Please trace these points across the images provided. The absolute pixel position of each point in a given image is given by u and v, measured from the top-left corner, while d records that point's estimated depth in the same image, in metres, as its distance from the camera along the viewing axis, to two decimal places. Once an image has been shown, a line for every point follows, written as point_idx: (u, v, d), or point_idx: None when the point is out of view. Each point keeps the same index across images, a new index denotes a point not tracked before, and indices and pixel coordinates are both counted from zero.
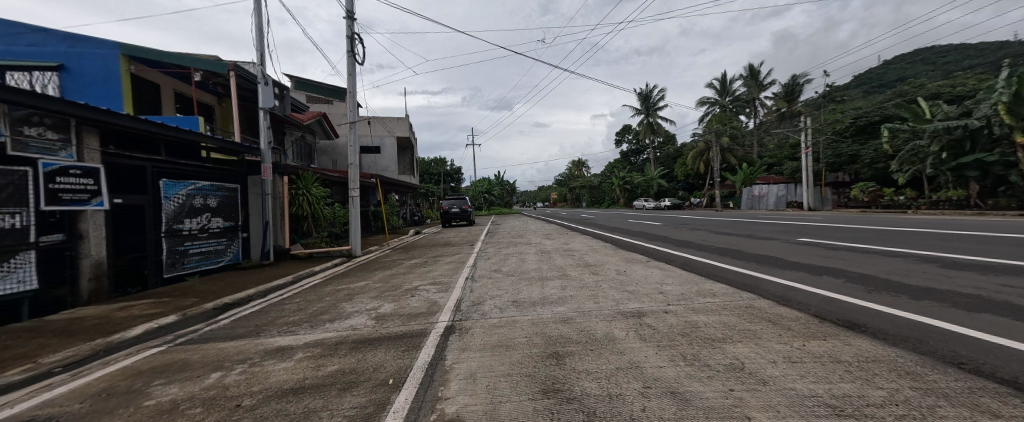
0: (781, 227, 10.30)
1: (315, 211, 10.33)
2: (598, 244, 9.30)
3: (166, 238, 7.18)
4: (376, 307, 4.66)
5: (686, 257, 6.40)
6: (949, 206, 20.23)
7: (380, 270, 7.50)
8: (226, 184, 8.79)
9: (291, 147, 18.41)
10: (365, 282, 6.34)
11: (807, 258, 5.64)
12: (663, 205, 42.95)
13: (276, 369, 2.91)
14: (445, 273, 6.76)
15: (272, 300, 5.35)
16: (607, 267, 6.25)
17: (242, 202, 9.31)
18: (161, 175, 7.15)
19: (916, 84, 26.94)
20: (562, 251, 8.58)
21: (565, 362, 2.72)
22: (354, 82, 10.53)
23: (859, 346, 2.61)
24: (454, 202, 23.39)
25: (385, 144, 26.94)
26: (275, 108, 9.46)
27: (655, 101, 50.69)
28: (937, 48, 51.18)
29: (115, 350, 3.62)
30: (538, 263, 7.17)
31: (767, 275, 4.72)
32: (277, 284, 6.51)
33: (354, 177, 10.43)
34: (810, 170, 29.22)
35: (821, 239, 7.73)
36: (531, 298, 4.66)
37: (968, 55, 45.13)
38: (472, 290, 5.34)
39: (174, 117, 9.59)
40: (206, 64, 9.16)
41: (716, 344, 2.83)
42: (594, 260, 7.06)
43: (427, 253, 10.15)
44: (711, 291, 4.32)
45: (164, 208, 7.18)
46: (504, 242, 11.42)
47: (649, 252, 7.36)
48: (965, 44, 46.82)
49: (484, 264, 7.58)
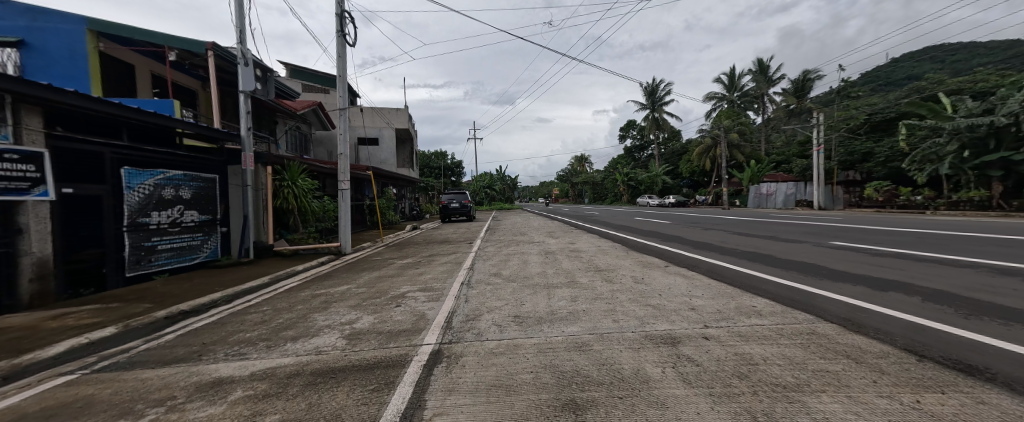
0: (803, 228, 9.57)
1: (302, 204, 9.58)
2: (606, 245, 8.60)
3: (129, 232, 6.46)
4: (353, 320, 3.93)
5: (710, 263, 5.66)
6: (969, 207, 19.27)
7: (368, 271, 6.77)
8: (201, 173, 8.08)
9: (283, 137, 17.70)
10: (347, 286, 5.61)
11: (854, 266, 4.89)
12: (668, 202, 42.08)
13: (199, 417, 2.18)
14: (438, 277, 6.04)
15: (235, 307, 4.62)
16: (620, 273, 5.52)
17: (221, 193, 8.60)
18: (123, 163, 6.41)
19: (934, 79, 25.98)
20: (568, 252, 7.86)
21: (587, 419, 1.97)
22: (345, 66, 9.77)
23: (1002, 407, 1.86)
24: (455, 196, 22.61)
25: (383, 136, 26.17)
26: (258, 91, 8.70)
27: (661, 96, 49.69)
28: (951, 45, 50.01)
29: (17, 377, 2.88)
30: (542, 266, 6.45)
31: (818, 289, 3.96)
32: (250, 287, 5.80)
33: (345, 168, 9.69)
34: (821, 168, 28.32)
35: (853, 242, 7.00)
36: (536, 313, 3.92)
37: (980, 54, 44.12)
38: (467, 299, 4.61)
39: (148, 100, 8.85)
40: (182, 42, 8.42)
41: (792, 396, 2.09)
42: (604, 264, 6.32)
43: (423, 251, 9.42)
44: (754, 310, 3.58)
45: (127, 199, 6.45)
46: (505, 241, 10.70)
47: (666, 255, 6.61)
48: (977, 41, 45.74)
49: (482, 266, 6.85)
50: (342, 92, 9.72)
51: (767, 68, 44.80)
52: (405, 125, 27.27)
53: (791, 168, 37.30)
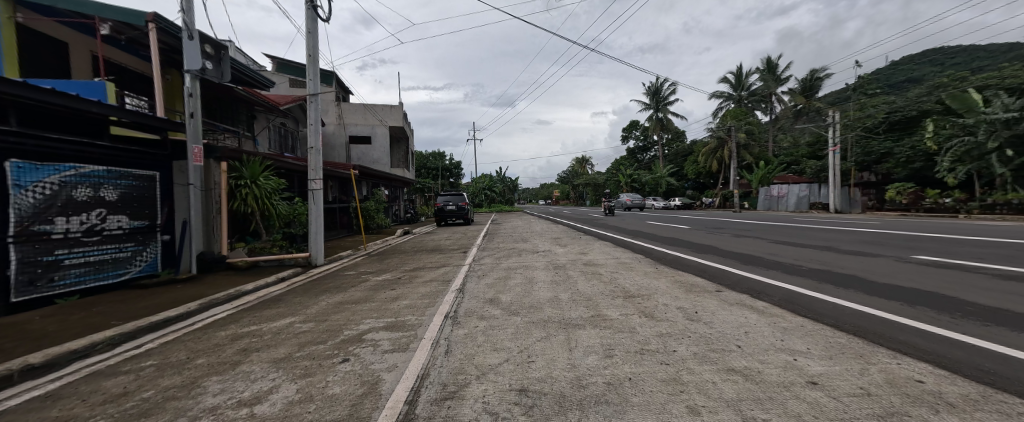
0: (856, 237, 8.15)
1: (265, 207, 8.09)
2: (626, 257, 7.18)
3: (19, 245, 5.01)
4: (258, 397, 2.42)
5: (779, 289, 4.19)
6: (1008, 210, 17.84)
7: (331, 293, 5.32)
8: (134, 170, 6.69)
9: (263, 133, 16.32)
10: (292, 319, 4.14)
11: (1006, 299, 3.40)
12: (674, 204, 40.66)
13: None
14: (417, 305, 4.57)
15: (106, 362, 3.12)
16: (663, 304, 4.04)
17: (162, 195, 7.20)
18: (7, 155, 4.97)
19: (958, 76, 24.69)
20: (581, 267, 6.43)
21: None
22: (315, 45, 8.33)
23: None
24: (450, 198, 21.12)
25: (376, 134, 24.81)
26: (208, 71, 7.23)
27: (665, 95, 48.51)
28: (957, 46, 49.46)
29: None
30: (553, 289, 4.99)
31: (1008, 348, 2.45)
32: (163, 319, 4.30)
33: (317, 165, 8.23)
34: (838, 168, 27.01)
35: (944, 256, 5.56)
36: (555, 383, 2.45)
37: (987, 56, 43.57)
38: (449, 349, 3.13)
39: (75, 82, 7.28)
40: (117, 12, 6.98)
41: None
42: (633, 287, 4.84)
43: (408, 263, 7.93)
44: (936, 397, 2.03)
45: (15, 202, 5.02)
46: (505, 249, 9.25)
47: (711, 274, 5.14)
48: (981, 44, 45.24)
49: (477, 286, 5.42)
50: (313, 76, 8.27)
51: (775, 67, 43.69)
52: (401, 122, 25.67)
53: (802, 169, 36.02)
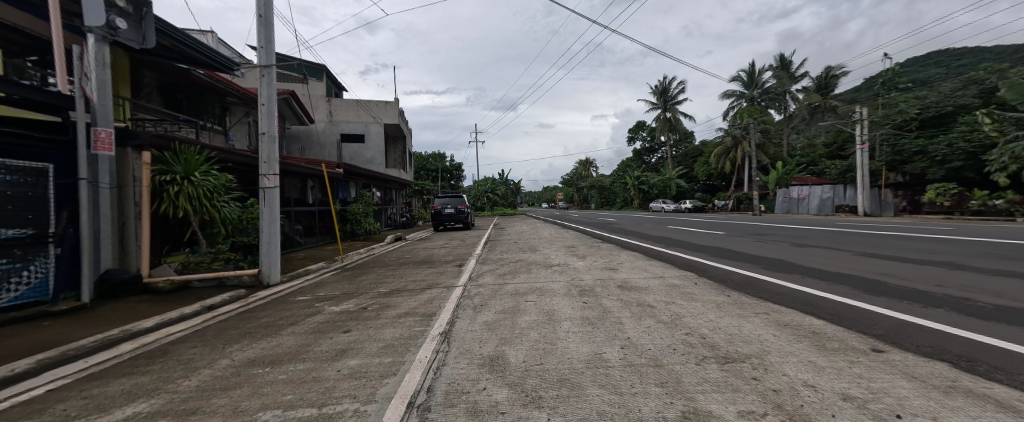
0: (963, 250, 6.37)
1: (203, 211, 6.27)
2: (673, 278, 5.33)
3: None
4: None
5: (1010, 357, 2.32)
6: None
7: (250, 340, 3.47)
8: (12, 161, 4.89)
9: (237, 128, 14.62)
10: (136, 410, 2.31)
11: None
12: (685, 207, 38.74)
13: None
14: (366, 373, 2.70)
15: None
16: (810, 386, 2.18)
17: (57, 196, 5.41)
18: None
19: (994, 70, 23.18)
20: (619, 295, 4.58)
21: None
22: (267, 4, 6.51)
23: None
24: (449, 200, 19.31)
25: (369, 132, 23.16)
26: (121, 31, 5.54)
27: (673, 95, 46.79)
28: (961, 48, 48.98)
29: None
30: (592, 337, 3.18)
31: None
32: None
33: (270, 157, 6.46)
34: (866, 169, 25.24)
35: None
36: None
37: (991, 56, 43.16)
38: None
39: None
40: None
41: None
42: (723, 338, 2.97)
43: (385, 283, 6.14)
44: None
45: None
46: (510, 264, 7.38)
47: (835, 315, 3.30)
48: (989, 47, 44.75)
49: (471, 328, 3.63)
50: (264, 43, 6.45)
51: (789, 64, 42.08)
52: (396, 120, 24.00)
53: (822, 170, 34.11)
